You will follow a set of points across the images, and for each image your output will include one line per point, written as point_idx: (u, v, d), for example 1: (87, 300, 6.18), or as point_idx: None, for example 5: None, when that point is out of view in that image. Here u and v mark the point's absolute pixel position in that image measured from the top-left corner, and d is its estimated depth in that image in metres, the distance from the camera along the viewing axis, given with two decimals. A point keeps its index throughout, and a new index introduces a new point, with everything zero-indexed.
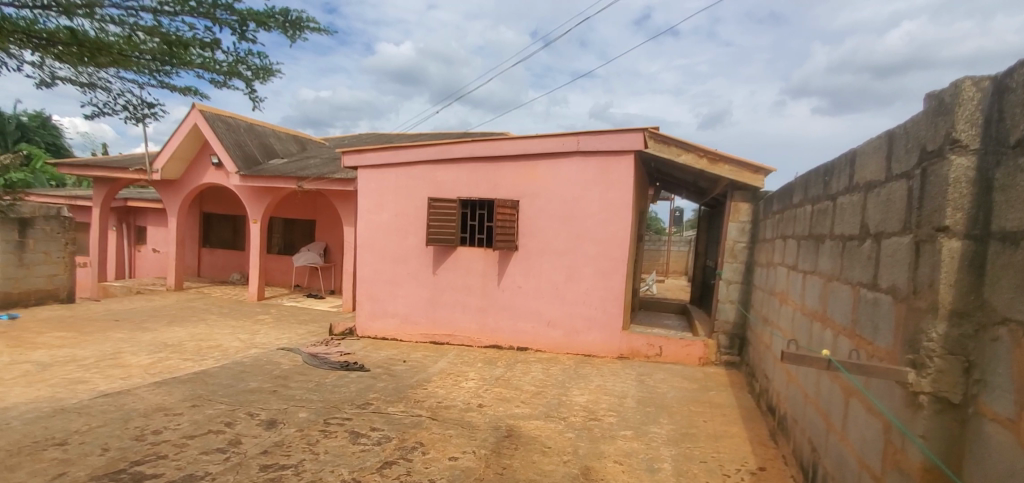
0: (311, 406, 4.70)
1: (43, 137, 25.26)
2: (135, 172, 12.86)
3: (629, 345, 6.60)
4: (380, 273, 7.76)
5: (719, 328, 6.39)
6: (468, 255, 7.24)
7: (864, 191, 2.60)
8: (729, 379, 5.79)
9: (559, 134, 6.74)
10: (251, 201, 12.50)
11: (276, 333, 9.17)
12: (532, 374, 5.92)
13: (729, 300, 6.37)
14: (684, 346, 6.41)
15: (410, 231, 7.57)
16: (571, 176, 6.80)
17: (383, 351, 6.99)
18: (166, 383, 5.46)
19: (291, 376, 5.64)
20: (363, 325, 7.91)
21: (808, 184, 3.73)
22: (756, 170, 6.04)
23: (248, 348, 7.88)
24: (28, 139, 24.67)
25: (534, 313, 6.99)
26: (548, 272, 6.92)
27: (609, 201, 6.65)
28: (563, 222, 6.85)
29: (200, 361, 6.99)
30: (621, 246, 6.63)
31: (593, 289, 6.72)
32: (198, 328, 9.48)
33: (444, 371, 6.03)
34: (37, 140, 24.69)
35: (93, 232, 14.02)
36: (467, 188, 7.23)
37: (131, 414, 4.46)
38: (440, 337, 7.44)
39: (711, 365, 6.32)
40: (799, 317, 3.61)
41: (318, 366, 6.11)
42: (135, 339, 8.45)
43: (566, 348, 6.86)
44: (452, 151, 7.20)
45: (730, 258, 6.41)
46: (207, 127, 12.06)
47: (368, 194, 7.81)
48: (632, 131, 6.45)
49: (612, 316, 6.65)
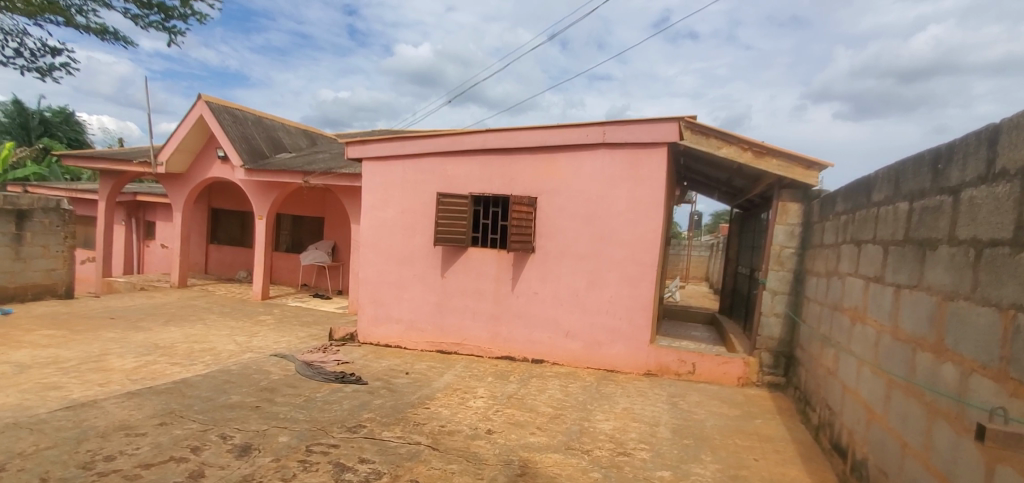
0: (295, 428, 4.09)
1: (67, 132, 25.44)
2: (140, 165, 12.51)
3: (657, 361, 5.88)
4: (384, 276, 7.14)
5: (761, 344, 5.62)
6: (480, 258, 6.58)
7: (1015, 179, 1.93)
8: (775, 404, 5.04)
9: (584, 124, 6.06)
10: (257, 195, 12.02)
11: (274, 336, 8.62)
12: (549, 393, 5.23)
13: (774, 312, 5.60)
14: (721, 363, 5.67)
15: (417, 230, 6.95)
16: (596, 172, 6.10)
17: (385, 360, 6.37)
18: (140, 395, 4.92)
19: (279, 389, 5.05)
20: (365, 332, 7.30)
21: (901, 174, 3.01)
22: (810, 165, 5.28)
23: (243, 352, 7.35)
24: (51, 134, 24.84)
25: (551, 322, 6.30)
26: (567, 278, 6.23)
27: (638, 200, 5.94)
28: (586, 222, 6.16)
29: (187, 368, 6.47)
30: (651, 250, 5.90)
31: (618, 298, 6.02)
32: (195, 329, 8.99)
33: (449, 386, 5.38)
34: (61, 136, 24.88)
35: (99, 227, 13.72)
36: (479, 183, 6.58)
37: (87, 433, 3.94)
38: (447, 346, 6.80)
39: (752, 386, 5.57)
40: (889, 342, 2.93)
41: (311, 377, 5.50)
42: (126, 340, 7.99)
43: (585, 362, 6.16)
44: (465, 142, 6.57)
45: (776, 265, 5.61)
46: (211, 117, 11.63)
47: (372, 188, 7.21)
48: (666, 121, 5.73)
49: (638, 328, 5.93)
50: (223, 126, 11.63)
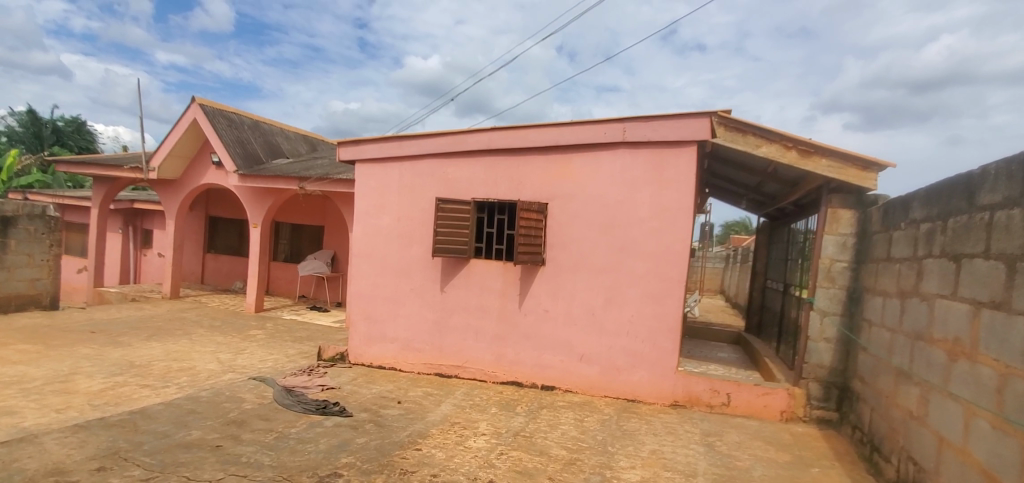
0: (256, 478, 3.39)
1: (78, 142, 25.07)
2: (132, 170, 12.02)
3: (686, 391, 5.12)
4: (378, 290, 6.46)
5: (809, 373, 4.83)
6: (484, 270, 5.89)
7: None
8: (830, 447, 4.27)
9: (601, 121, 5.38)
10: (252, 203, 11.44)
11: (262, 353, 7.96)
12: (562, 430, 4.46)
13: (824, 337, 4.81)
14: (762, 395, 4.89)
15: (415, 239, 6.27)
16: (615, 174, 5.40)
17: (376, 386, 5.66)
18: (87, 428, 4.24)
19: (250, 422, 4.38)
20: (357, 351, 6.60)
21: None
22: (867, 165, 4.56)
23: (224, 373, 6.69)
24: (63, 144, 24.63)
25: (564, 344, 5.56)
26: (582, 294, 5.51)
27: (663, 206, 5.23)
28: (604, 231, 5.44)
29: (158, 392, 5.82)
30: (679, 264, 5.15)
31: (640, 318, 5.28)
32: (177, 345, 8.35)
33: (447, 419, 4.64)
34: (71, 145, 24.64)
35: (92, 235, 13.23)
36: (484, 187, 5.91)
37: (12, 479, 3.31)
38: (446, 369, 6.08)
39: (797, 422, 4.80)
40: None
41: (289, 407, 4.79)
42: (101, 357, 7.36)
43: (603, 390, 5.41)
44: (468, 141, 5.92)
45: (826, 281, 4.82)
46: (204, 120, 11.11)
47: (366, 193, 6.55)
48: (696, 116, 5.03)
49: (663, 353, 5.18)
50: (216, 130, 11.10)
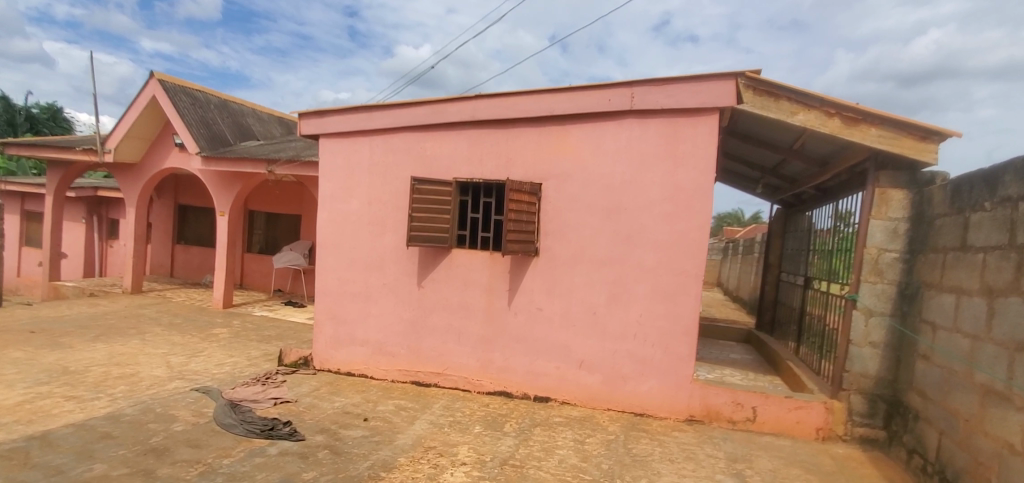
0: None
1: (54, 129, 23.91)
2: (85, 152, 10.97)
3: (704, 404, 4.36)
4: (346, 285, 5.62)
5: (850, 384, 4.07)
6: (468, 263, 5.06)
7: None
8: (883, 476, 3.54)
9: (606, 86, 4.54)
10: (219, 188, 10.47)
11: (221, 356, 7.09)
12: (560, 457, 3.66)
13: (869, 342, 4.05)
14: (794, 409, 4.14)
15: (388, 227, 5.41)
16: (621, 149, 4.58)
17: (340, 398, 4.84)
18: None
19: (174, 451, 3.54)
20: (323, 356, 5.76)
21: None
22: (925, 135, 3.79)
23: (169, 381, 5.81)
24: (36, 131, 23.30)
25: (561, 348, 4.77)
26: (581, 290, 4.71)
27: (676, 186, 4.42)
28: (607, 216, 4.63)
29: (83, 406, 4.94)
30: (694, 255, 4.36)
31: (650, 318, 4.49)
32: (126, 346, 7.44)
33: (419, 444, 3.82)
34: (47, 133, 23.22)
35: (47, 224, 12.18)
36: (467, 166, 5.06)
37: None
38: (424, 377, 5.26)
39: (836, 442, 4.06)
40: None
41: (230, 429, 3.96)
42: (32, 362, 6.44)
43: (605, 402, 4.63)
44: (449, 112, 5.06)
45: (871, 276, 4.05)
46: (164, 97, 10.12)
47: (333, 173, 5.67)
48: (719, 79, 4.21)
49: (677, 360, 4.41)
50: (177, 107, 10.12)
